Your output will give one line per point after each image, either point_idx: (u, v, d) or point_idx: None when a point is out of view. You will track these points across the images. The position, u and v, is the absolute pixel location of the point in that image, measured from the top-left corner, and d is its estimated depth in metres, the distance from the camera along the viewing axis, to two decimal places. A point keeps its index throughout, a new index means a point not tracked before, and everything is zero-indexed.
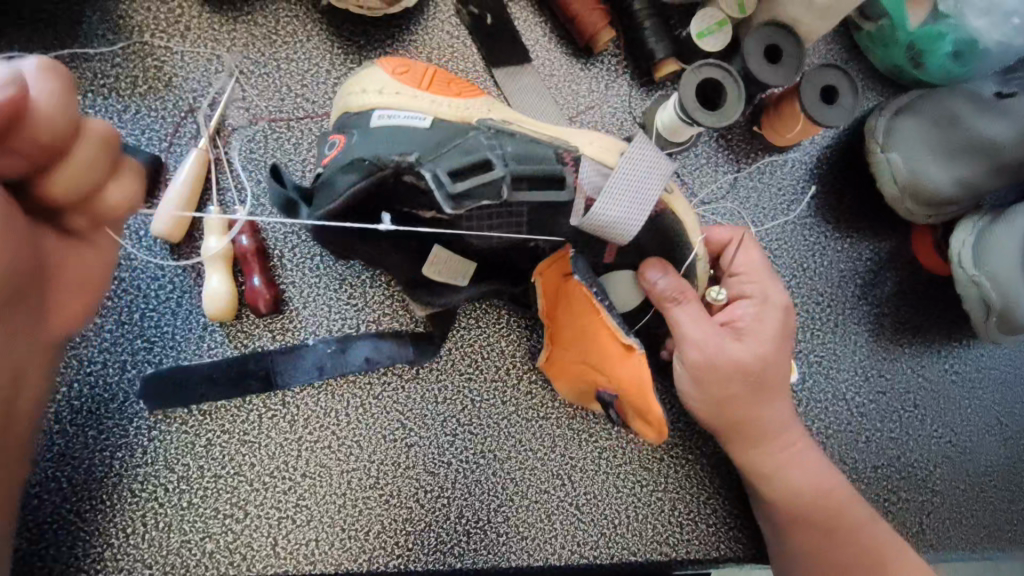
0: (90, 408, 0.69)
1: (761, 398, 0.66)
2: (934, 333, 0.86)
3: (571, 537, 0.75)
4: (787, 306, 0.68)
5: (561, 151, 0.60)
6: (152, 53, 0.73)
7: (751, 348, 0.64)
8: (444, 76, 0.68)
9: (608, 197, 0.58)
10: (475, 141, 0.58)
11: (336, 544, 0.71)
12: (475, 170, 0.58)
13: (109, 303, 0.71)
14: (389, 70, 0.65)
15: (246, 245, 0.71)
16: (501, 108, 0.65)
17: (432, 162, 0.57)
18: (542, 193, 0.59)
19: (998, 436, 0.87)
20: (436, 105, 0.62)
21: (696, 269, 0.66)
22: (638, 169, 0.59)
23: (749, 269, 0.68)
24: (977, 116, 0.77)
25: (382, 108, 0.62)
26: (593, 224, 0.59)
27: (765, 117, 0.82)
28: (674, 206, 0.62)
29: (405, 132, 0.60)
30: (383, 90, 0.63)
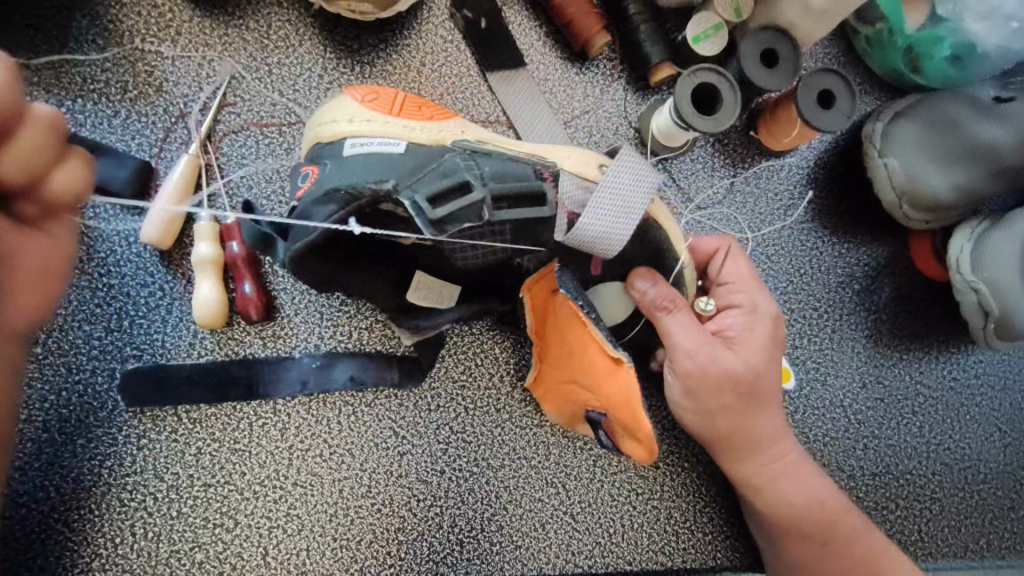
0: (79, 416, 0.68)
1: (755, 407, 0.66)
2: (932, 339, 0.85)
3: (566, 546, 0.75)
4: (776, 315, 0.67)
5: (538, 168, 0.60)
6: (143, 58, 0.73)
7: (743, 357, 0.64)
8: (415, 99, 0.67)
9: (592, 210, 0.58)
10: (451, 164, 0.58)
11: (328, 553, 0.71)
12: (454, 193, 0.57)
13: (98, 310, 0.70)
14: (358, 97, 0.64)
15: (237, 252, 0.70)
16: (473, 129, 0.66)
17: (409, 188, 0.56)
18: (521, 208, 0.59)
19: (997, 443, 0.86)
20: (408, 129, 0.62)
21: (685, 276, 0.65)
22: (619, 179, 0.59)
23: (737, 277, 0.68)
24: (976, 120, 0.76)
25: (354, 137, 0.61)
26: (578, 240, 0.58)
27: (762, 121, 0.82)
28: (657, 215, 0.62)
29: (380, 158, 0.59)
30: (354, 119, 0.62)
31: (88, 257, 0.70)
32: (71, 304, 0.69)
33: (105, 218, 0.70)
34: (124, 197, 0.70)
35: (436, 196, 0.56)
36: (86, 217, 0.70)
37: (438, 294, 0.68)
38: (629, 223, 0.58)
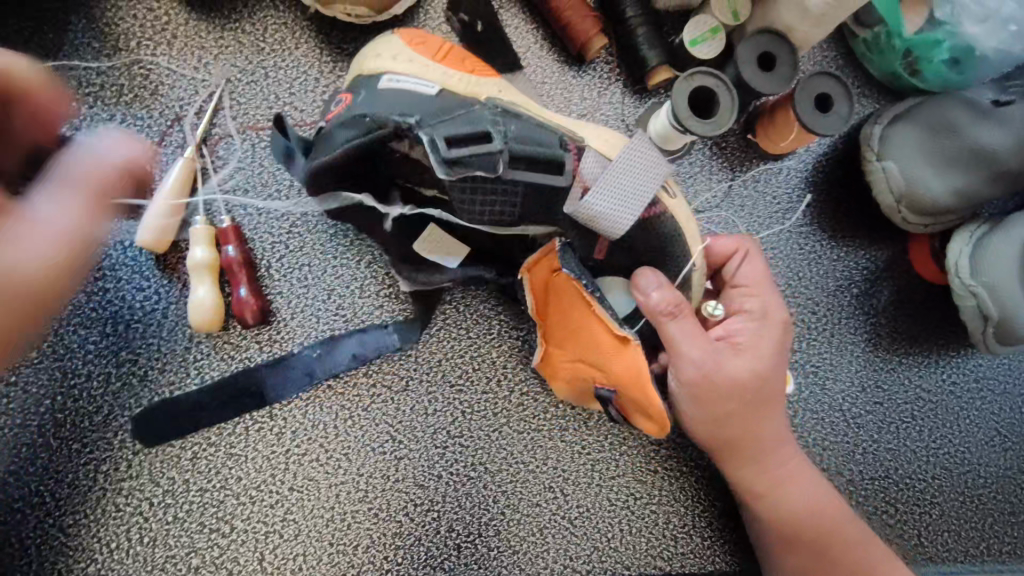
0: (74, 420, 0.68)
1: (762, 411, 0.65)
2: (931, 343, 0.85)
3: (563, 551, 0.74)
4: (788, 321, 0.66)
5: (566, 140, 0.61)
6: (138, 61, 0.72)
7: (750, 362, 0.63)
8: (461, 52, 0.68)
9: (602, 188, 0.60)
10: (480, 116, 0.59)
11: (324, 558, 0.70)
12: (473, 141, 0.58)
13: (94, 314, 0.70)
14: (406, 39, 0.66)
15: (233, 256, 0.69)
16: (514, 92, 0.66)
17: (431, 127, 0.58)
18: (535, 172, 0.59)
19: (998, 448, 0.85)
20: (447, 77, 0.63)
21: (693, 281, 0.65)
22: (636, 165, 0.61)
23: (750, 282, 0.67)
24: (976, 124, 0.76)
25: (392, 72, 0.63)
26: (587, 214, 0.60)
27: (759, 125, 0.81)
28: (675, 209, 0.63)
29: (411, 95, 0.61)
30: (396, 56, 0.64)
31: None
32: (67, 308, 0.69)
33: None
34: None
35: (452, 140, 0.58)
36: None
37: (445, 250, 0.71)
38: (633, 210, 0.60)
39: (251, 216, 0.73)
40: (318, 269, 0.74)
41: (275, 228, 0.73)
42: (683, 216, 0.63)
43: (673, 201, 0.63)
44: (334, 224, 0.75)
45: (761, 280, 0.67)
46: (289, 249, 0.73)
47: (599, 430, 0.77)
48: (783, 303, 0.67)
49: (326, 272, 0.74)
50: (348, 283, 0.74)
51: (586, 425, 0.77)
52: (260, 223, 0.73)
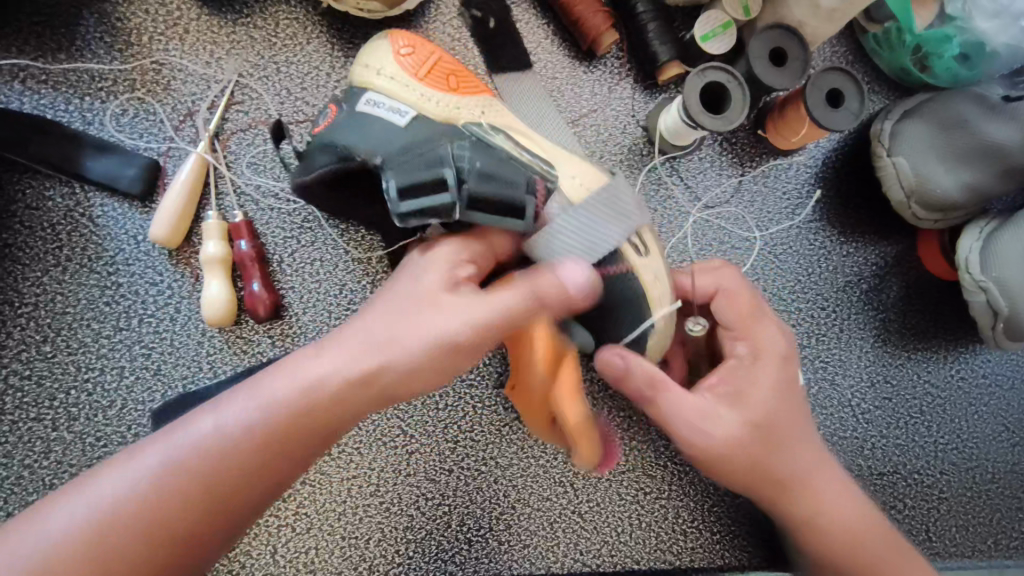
0: (87, 414, 0.68)
1: (774, 445, 0.62)
2: (940, 339, 0.85)
3: (574, 545, 0.75)
4: (783, 351, 0.64)
5: (534, 181, 0.60)
6: (150, 56, 0.72)
7: (748, 405, 0.61)
8: (450, 64, 0.68)
9: (554, 233, 0.60)
10: (442, 155, 0.57)
11: (336, 552, 0.71)
12: (431, 188, 0.56)
13: (108, 309, 0.70)
14: (395, 48, 0.66)
15: (246, 250, 0.70)
16: (494, 109, 0.67)
17: (392, 171, 0.57)
18: (500, 219, 0.58)
19: (1005, 443, 0.85)
20: (424, 99, 0.64)
21: (651, 343, 0.63)
22: (596, 213, 0.61)
23: (735, 320, 0.65)
24: (983, 119, 0.76)
25: (372, 93, 0.64)
26: (534, 257, 0.61)
27: (769, 120, 0.81)
28: (637, 269, 0.61)
29: (382, 124, 0.61)
30: (381, 71, 0.65)
31: (98, 255, 0.70)
32: (81, 302, 0.69)
33: (114, 217, 0.71)
34: (133, 196, 0.71)
35: (409, 188, 0.56)
36: (95, 215, 0.70)
37: None
38: (582, 259, 0.60)
39: (263, 211, 0.73)
40: (330, 264, 0.74)
41: (287, 223, 0.73)
42: (647, 278, 0.61)
43: (639, 260, 0.61)
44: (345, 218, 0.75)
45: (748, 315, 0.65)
46: (301, 245, 0.73)
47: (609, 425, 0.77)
48: (777, 334, 0.65)
49: (338, 267, 0.74)
50: (360, 278, 0.74)
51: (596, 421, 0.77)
52: (272, 218, 0.73)
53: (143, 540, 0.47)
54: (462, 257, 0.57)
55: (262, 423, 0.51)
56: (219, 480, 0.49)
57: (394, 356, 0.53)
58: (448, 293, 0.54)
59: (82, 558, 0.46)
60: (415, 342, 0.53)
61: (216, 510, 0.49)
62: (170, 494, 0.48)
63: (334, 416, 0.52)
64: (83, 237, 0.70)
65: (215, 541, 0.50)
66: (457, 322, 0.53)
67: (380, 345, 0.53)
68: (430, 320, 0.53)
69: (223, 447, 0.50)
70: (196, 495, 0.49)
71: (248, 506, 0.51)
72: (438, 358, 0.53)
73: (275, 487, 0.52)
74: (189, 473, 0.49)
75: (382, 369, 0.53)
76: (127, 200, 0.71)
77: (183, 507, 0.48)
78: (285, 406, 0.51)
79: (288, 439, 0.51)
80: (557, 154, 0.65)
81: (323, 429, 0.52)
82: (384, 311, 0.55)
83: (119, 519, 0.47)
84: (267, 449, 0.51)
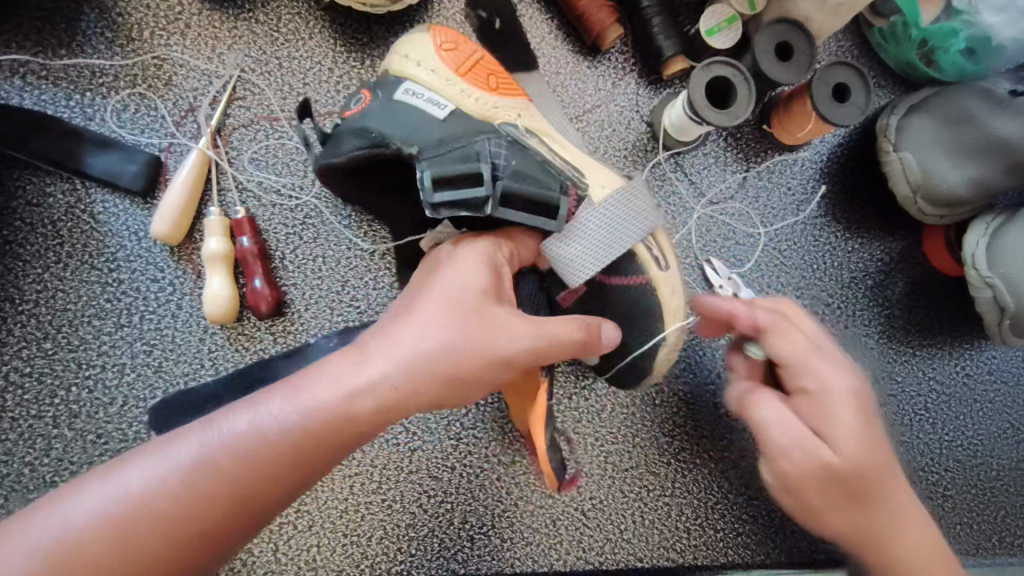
0: (88, 412, 0.68)
1: (872, 484, 0.52)
2: (945, 335, 0.85)
3: (577, 542, 0.75)
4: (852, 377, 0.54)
5: (567, 184, 0.61)
6: (151, 51, 0.72)
7: (834, 449, 0.52)
8: (491, 64, 0.67)
9: (577, 235, 0.61)
10: (478, 150, 0.59)
11: (339, 549, 0.71)
12: (465, 182, 0.58)
13: (109, 306, 0.69)
14: (437, 44, 0.65)
15: (248, 247, 0.69)
16: (531, 114, 0.66)
17: (428, 162, 0.58)
18: (530, 216, 0.59)
19: (1010, 440, 0.85)
20: (463, 95, 0.63)
21: (658, 358, 0.65)
22: (621, 217, 0.61)
23: (794, 353, 0.55)
24: (989, 114, 0.74)
25: (411, 82, 0.64)
26: (554, 256, 0.61)
27: (775, 115, 0.81)
28: (659, 282, 0.62)
29: (418, 115, 0.61)
30: (421, 63, 0.65)
31: (99, 252, 0.70)
32: (81, 299, 0.69)
33: (115, 213, 0.70)
34: (134, 193, 0.70)
35: (445, 180, 0.57)
36: (96, 212, 0.70)
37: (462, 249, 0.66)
38: (602, 261, 0.61)
39: (265, 208, 0.73)
40: (333, 261, 0.73)
41: (289, 220, 0.73)
42: (667, 292, 0.63)
43: (661, 273, 0.63)
44: (348, 214, 0.74)
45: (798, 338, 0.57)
46: (303, 241, 0.73)
47: (612, 422, 0.77)
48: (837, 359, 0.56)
49: (341, 264, 0.73)
50: (362, 275, 0.74)
51: (599, 418, 0.77)
52: (274, 214, 0.73)
53: (166, 541, 0.46)
54: (494, 263, 0.58)
55: (296, 428, 0.49)
56: (247, 482, 0.48)
57: (435, 369, 0.51)
58: (492, 309, 0.54)
59: (101, 552, 0.44)
60: (460, 358, 0.52)
61: (239, 511, 0.48)
62: (197, 493, 0.47)
63: (368, 424, 0.51)
64: (84, 233, 0.69)
65: (234, 539, 0.49)
66: (503, 341, 0.53)
67: (424, 355, 0.51)
68: (476, 337, 0.52)
69: (253, 450, 0.48)
70: (222, 498, 0.47)
71: (270, 510, 0.50)
72: (479, 373, 0.53)
73: (296, 491, 0.51)
74: (217, 474, 0.47)
75: (422, 382, 0.51)
76: (128, 197, 0.71)
77: (207, 508, 0.47)
78: (320, 412, 0.49)
79: (319, 446, 0.49)
80: (588, 162, 0.64)
81: (354, 438, 0.51)
82: (425, 317, 0.53)
83: (143, 516, 0.45)
84: (297, 454, 0.49)
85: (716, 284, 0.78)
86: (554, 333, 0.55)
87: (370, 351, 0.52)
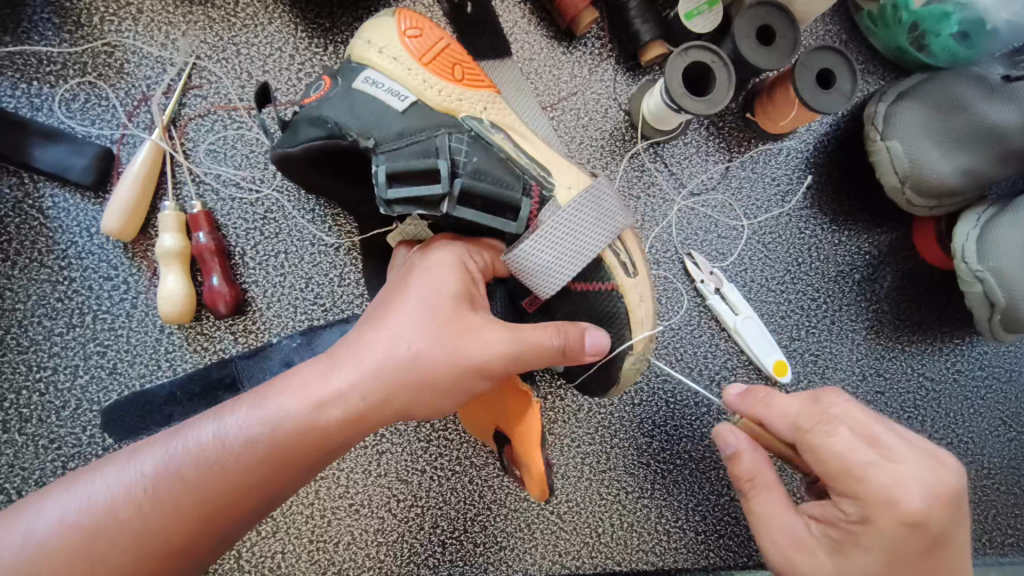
0: (40, 416, 0.66)
1: None
2: (935, 330, 0.82)
3: (552, 546, 0.72)
4: (927, 504, 0.46)
5: (530, 184, 0.58)
6: (102, 37, 0.68)
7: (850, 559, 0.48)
8: (457, 52, 0.62)
9: (541, 241, 0.57)
10: (438, 145, 0.56)
11: (304, 556, 0.69)
12: (421, 177, 0.55)
13: (60, 305, 0.67)
14: (401, 29, 0.61)
15: (205, 243, 0.66)
16: (498, 108, 0.61)
17: (385, 156, 0.55)
18: (487, 216, 0.56)
19: (1002, 439, 0.82)
20: (425, 85, 0.59)
21: (624, 363, 0.62)
22: (588, 219, 0.58)
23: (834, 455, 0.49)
24: (981, 102, 0.73)
25: (372, 70, 0.59)
26: (518, 264, 0.57)
27: (757, 103, 0.77)
28: (625, 289, 0.60)
29: (377, 106, 0.57)
30: (383, 50, 0.60)
31: (49, 249, 0.67)
32: (31, 298, 0.67)
33: (64, 209, 0.68)
34: (85, 187, 0.67)
35: (400, 174, 0.55)
36: (45, 207, 0.67)
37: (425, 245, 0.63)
38: (570, 268, 0.57)
39: (223, 202, 0.70)
40: (296, 256, 0.70)
41: (249, 214, 0.70)
42: (634, 299, 0.61)
43: (627, 280, 0.60)
44: (311, 209, 0.71)
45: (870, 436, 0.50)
46: (264, 236, 0.70)
47: (589, 423, 0.74)
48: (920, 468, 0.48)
49: (304, 260, 0.70)
50: (327, 271, 0.71)
51: (576, 418, 0.74)
52: (232, 209, 0.70)
53: (128, 556, 0.43)
54: (468, 266, 0.55)
55: (263, 440, 0.46)
56: (213, 495, 0.45)
57: (409, 377, 0.49)
58: (467, 314, 0.51)
59: (61, 565, 0.42)
60: (435, 367, 0.49)
61: (206, 526, 0.45)
62: (161, 506, 0.44)
63: (339, 432, 0.47)
64: (33, 230, 0.67)
65: (200, 554, 0.46)
66: (479, 348, 0.50)
67: (395, 363, 0.48)
68: (451, 345, 0.49)
69: (220, 463, 0.45)
70: (190, 510, 0.45)
71: (239, 524, 0.47)
72: (453, 381, 0.49)
73: (265, 504, 0.48)
74: (181, 486, 0.45)
75: (397, 391, 0.48)
76: (78, 191, 0.68)
77: (173, 521, 0.44)
78: (291, 423, 0.46)
79: (287, 460, 0.46)
80: (558, 159, 0.60)
81: (325, 448, 0.48)
82: (399, 323, 0.49)
83: (108, 529, 0.43)
84: (266, 469, 0.46)
85: (699, 280, 0.76)
86: (534, 338, 0.52)
87: (341, 358, 0.49)
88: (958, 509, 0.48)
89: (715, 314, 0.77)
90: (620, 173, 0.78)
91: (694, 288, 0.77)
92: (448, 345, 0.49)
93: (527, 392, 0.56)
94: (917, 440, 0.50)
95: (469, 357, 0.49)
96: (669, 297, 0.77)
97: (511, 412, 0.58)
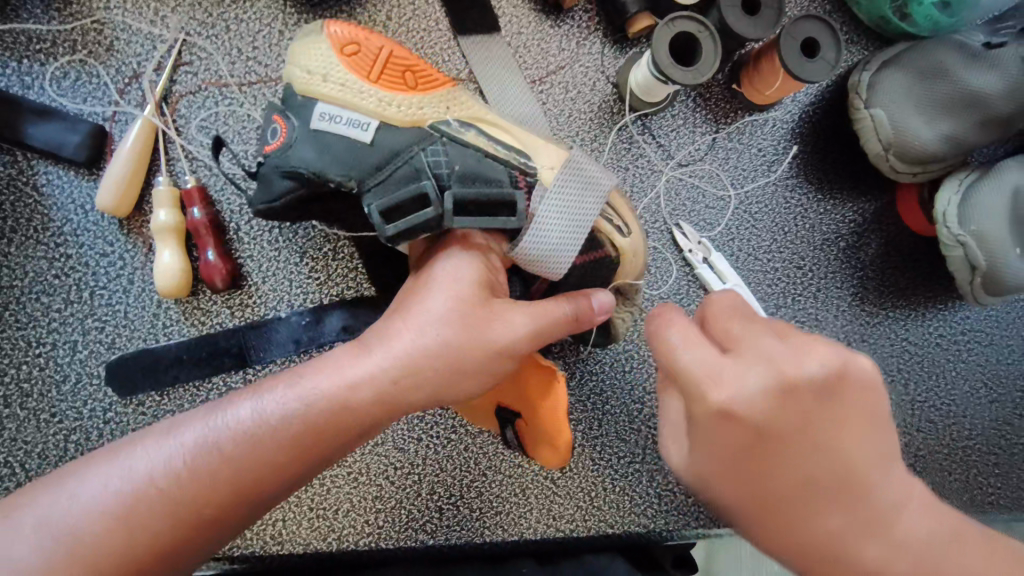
0: (41, 390, 0.67)
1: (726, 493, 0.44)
2: (919, 296, 0.84)
3: (546, 511, 0.74)
4: (746, 396, 0.42)
5: (515, 174, 0.57)
6: (91, 14, 0.69)
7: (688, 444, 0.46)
8: (402, 58, 0.60)
9: (537, 227, 0.56)
10: (418, 166, 0.56)
11: (304, 523, 0.71)
12: (412, 205, 0.54)
13: (57, 282, 0.68)
14: (336, 49, 0.58)
15: (200, 218, 0.67)
16: (462, 104, 0.60)
17: (372, 195, 0.55)
18: (487, 220, 0.55)
19: (985, 400, 0.84)
20: (383, 106, 0.57)
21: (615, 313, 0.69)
22: (575, 192, 0.58)
23: (668, 353, 0.45)
24: (963, 68, 0.74)
25: (324, 105, 0.57)
26: (523, 256, 0.57)
27: (743, 74, 0.78)
28: (625, 252, 0.62)
29: (343, 146, 0.56)
30: (327, 77, 0.57)
31: (44, 226, 0.68)
32: (28, 275, 0.68)
33: (59, 186, 0.68)
34: (78, 163, 0.68)
35: (393, 208, 0.54)
36: (40, 184, 0.68)
37: None
38: (575, 242, 0.57)
39: (216, 179, 0.70)
40: (288, 231, 0.71)
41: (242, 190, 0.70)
42: (630, 256, 0.63)
43: (624, 240, 0.62)
44: None
45: (726, 336, 0.45)
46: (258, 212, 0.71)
47: (581, 391, 0.76)
48: (754, 367, 0.43)
49: (297, 234, 0.71)
50: (321, 245, 0.71)
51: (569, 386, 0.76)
52: (226, 186, 0.70)
53: (169, 524, 0.45)
54: (489, 259, 0.56)
55: (298, 418, 0.48)
56: (251, 471, 0.46)
57: (443, 366, 0.50)
58: (493, 302, 0.52)
59: (105, 530, 0.43)
60: (462, 352, 0.50)
61: (241, 499, 0.47)
62: (199, 476, 0.46)
63: (372, 412, 0.49)
64: (29, 207, 0.68)
65: (233, 524, 0.47)
66: (505, 333, 0.52)
67: (428, 353, 0.50)
68: (482, 333, 0.51)
69: (257, 438, 0.47)
70: (224, 483, 0.46)
71: (271, 498, 0.48)
72: (481, 365, 0.51)
73: (293, 484, 0.49)
74: (219, 458, 0.46)
75: (425, 374, 0.50)
76: (72, 168, 0.68)
77: (208, 491, 0.45)
78: (326, 401, 0.48)
79: (321, 435, 0.48)
80: (533, 141, 0.60)
81: (356, 425, 0.49)
82: (427, 313, 0.51)
83: (147, 499, 0.45)
84: (302, 444, 0.48)
85: (687, 250, 0.78)
86: (551, 313, 0.54)
87: (383, 342, 0.50)
88: (807, 417, 0.42)
89: (703, 283, 0.79)
90: (608, 145, 0.79)
91: (682, 258, 0.79)
92: (485, 326, 0.51)
93: (551, 366, 0.59)
94: (773, 341, 0.44)
95: (498, 333, 0.51)
96: (659, 267, 0.79)
97: (531, 394, 0.61)
